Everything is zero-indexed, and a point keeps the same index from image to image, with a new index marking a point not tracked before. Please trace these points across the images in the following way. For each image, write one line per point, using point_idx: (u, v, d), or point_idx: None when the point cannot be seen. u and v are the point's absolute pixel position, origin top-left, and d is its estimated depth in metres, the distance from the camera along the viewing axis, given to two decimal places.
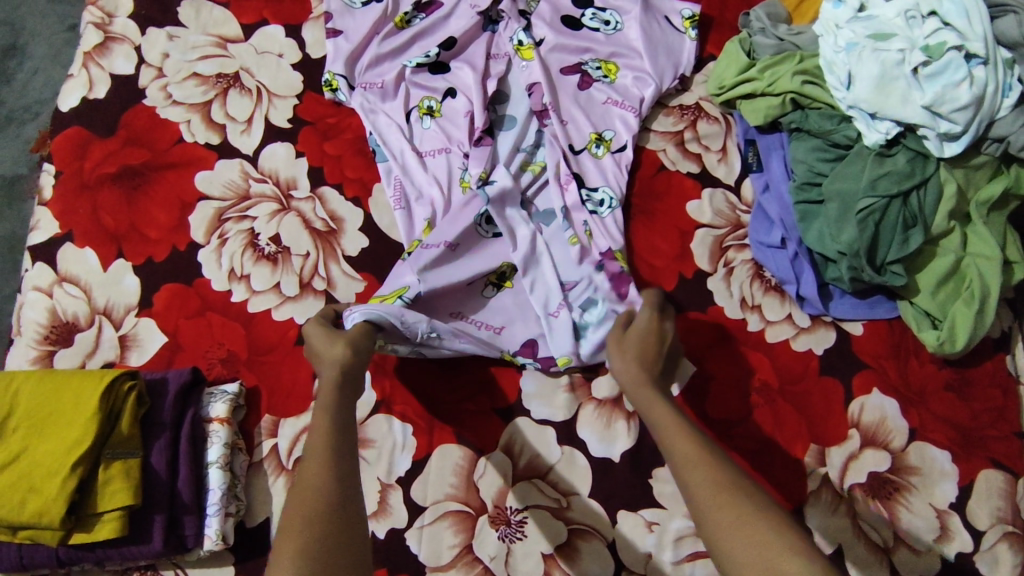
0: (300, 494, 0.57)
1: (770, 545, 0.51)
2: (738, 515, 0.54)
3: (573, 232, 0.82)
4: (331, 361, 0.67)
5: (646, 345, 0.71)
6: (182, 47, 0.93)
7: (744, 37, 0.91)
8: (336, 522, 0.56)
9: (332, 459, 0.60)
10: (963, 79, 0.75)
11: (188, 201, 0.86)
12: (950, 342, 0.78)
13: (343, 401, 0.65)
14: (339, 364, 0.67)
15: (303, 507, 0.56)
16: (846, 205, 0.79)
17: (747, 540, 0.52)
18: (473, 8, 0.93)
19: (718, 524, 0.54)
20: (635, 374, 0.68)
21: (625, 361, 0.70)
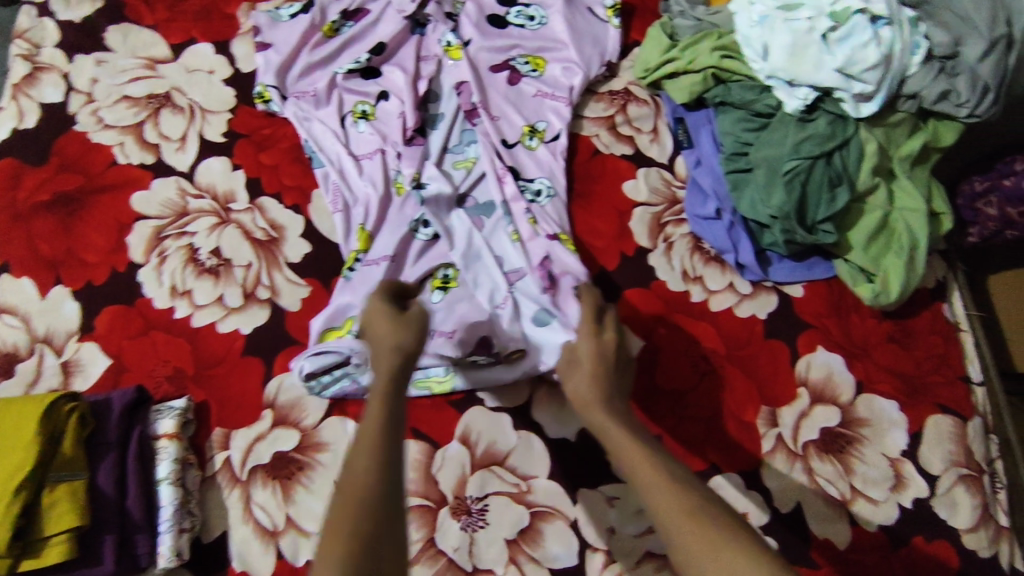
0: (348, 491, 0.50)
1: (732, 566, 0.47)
2: (707, 537, 0.49)
3: (515, 225, 0.83)
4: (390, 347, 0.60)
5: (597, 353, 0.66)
6: (112, 71, 0.93)
7: (665, 21, 0.93)
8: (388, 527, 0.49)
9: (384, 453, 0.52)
10: (871, 40, 0.78)
11: (126, 222, 0.85)
12: (885, 295, 0.80)
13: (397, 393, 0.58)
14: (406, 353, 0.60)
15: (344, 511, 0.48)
16: (773, 170, 0.81)
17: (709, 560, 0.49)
18: (399, 12, 0.94)
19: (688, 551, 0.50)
20: (585, 392, 0.64)
21: (578, 375, 0.66)
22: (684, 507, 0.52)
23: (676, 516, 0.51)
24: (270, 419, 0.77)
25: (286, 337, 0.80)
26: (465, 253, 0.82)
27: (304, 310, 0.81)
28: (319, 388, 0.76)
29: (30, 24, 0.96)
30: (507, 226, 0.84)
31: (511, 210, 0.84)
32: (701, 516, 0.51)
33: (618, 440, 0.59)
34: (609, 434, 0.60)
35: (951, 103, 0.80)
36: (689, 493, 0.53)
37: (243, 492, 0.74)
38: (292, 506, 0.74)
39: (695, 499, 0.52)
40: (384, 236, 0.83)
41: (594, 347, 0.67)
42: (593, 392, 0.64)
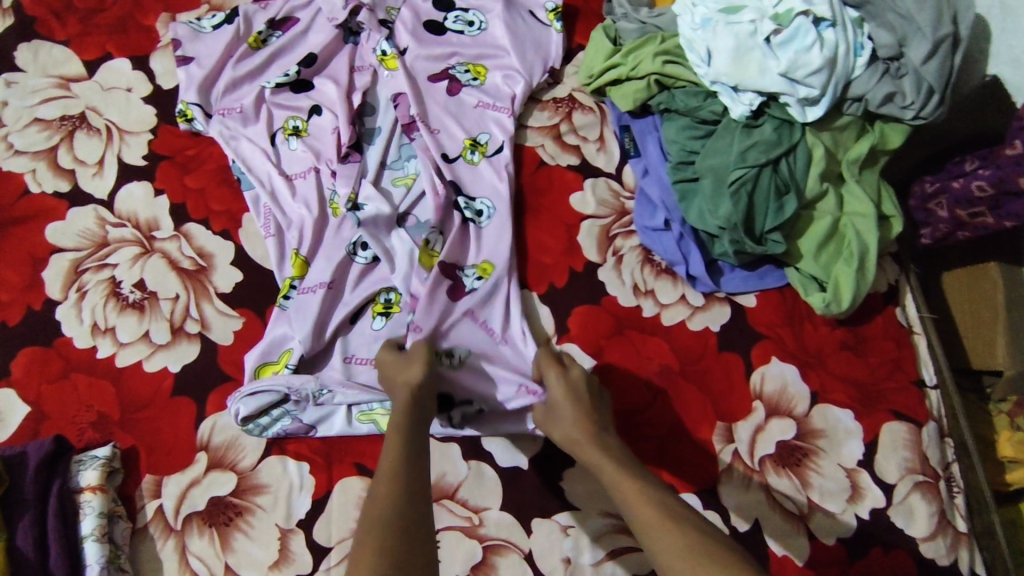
0: (373, 514, 0.56)
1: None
2: (684, 545, 0.55)
3: (441, 241, 0.80)
4: (402, 384, 0.68)
5: (561, 392, 0.70)
6: (21, 92, 0.86)
7: (608, 24, 0.91)
8: (411, 543, 0.54)
9: (405, 478, 0.59)
10: (814, 43, 0.76)
11: (40, 256, 0.79)
12: (837, 303, 0.78)
13: (414, 420, 0.66)
14: (410, 389, 0.68)
15: (375, 532, 0.54)
16: (719, 179, 0.79)
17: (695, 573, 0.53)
18: (331, 20, 0.89)
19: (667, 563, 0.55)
20: (569, 427, 0.68)
21: (556, 420, 0.69)
22: (665, 522, 0.57)
23: (659, 533, 0.56)
24: (204, 462, 0.73)
25: (219, 373, 0.76)
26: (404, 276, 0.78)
27: (238, 344, 0.77)
28: (259, 430, 0.73)
29: None
30: (427, 239, 0.80)
31: (444, 225, 0.81)
32: (677, 529, 0.56)
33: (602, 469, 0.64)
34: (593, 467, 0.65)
35: (897, 105, 0.78)
36: (665, 508, 0.58)
37: (178, 543, 0.70)
38: (231, 554, 0.70)
39: (670, 515, 0.58)
40: (322, 260, 0.78)
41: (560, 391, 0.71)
42: (576, 424, 0.68)
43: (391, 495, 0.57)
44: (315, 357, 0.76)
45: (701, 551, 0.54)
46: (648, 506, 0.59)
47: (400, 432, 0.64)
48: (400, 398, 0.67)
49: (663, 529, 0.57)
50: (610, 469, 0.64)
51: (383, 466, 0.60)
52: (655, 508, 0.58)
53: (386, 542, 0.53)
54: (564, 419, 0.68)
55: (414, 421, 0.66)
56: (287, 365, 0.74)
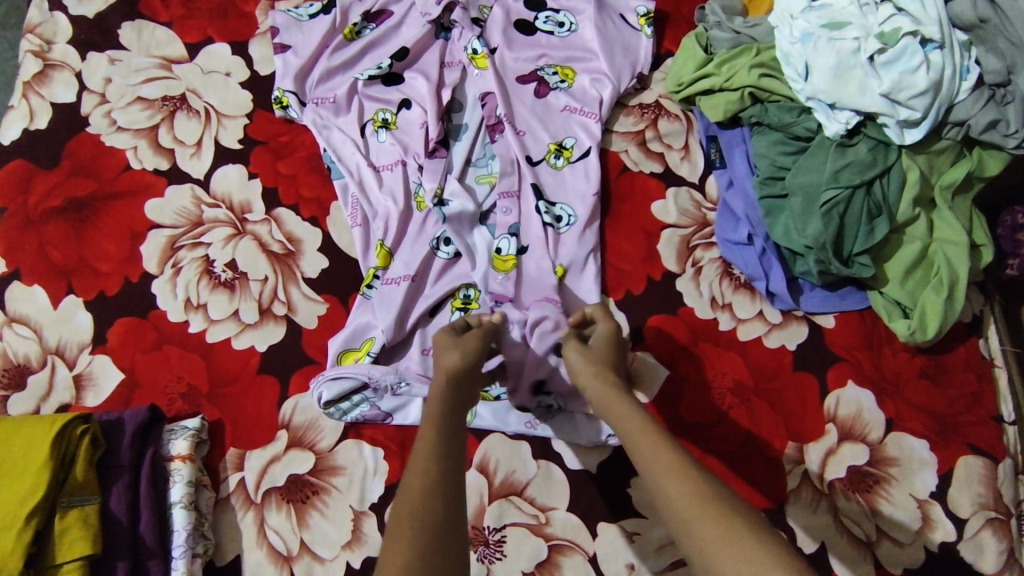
0: (407, 503, 0.52)
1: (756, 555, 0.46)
2: (727, 532, 0.48)
3: (514, 242, 0.80)
4: (444, 367, 0.65)
5: (589, 361, 0.66)
6: (125, 71, 0.90)
7: (700, 32, 0.90)
8: (447, 546, 0.50)
9: (446, 469, 0.55)
10: (920, 64, 0.74)
11: (139, 231, 0.83)
12: (922, 332, 0.78)
13: (456, 407, 0.62)
14: (450, 373, 0.64)
15: (406, 527, 0.50)
16: (810, 198, 0.79)
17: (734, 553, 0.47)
18: (424, 15, 0.90)
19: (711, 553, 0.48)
20: (602, 392, 0.63)
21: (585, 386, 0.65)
22: (705, 505, 0.50)
23: (700, 516, 0.49)
24: (284, 440, 0.75)
25: (303, 356, 0.78)
26: (484, 280, 0.79)
27: (322, 328, 0.79)
28: (338, 414, 0.75)
29: (43, 19, 0.92)
30: (500, 245, 0.80)
31: (518, 225, 0.81)
32: (722, 514, 0.49)
33: (632, 434, 0.57)
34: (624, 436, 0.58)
35: (999, 133, 0.76)
36: (707, 488, 0.51)
37: (257, 515, 0.72)
38: (307, 531, 0.72)
39: (712, 496, 0.51)
40: (406, 253, 0.80)
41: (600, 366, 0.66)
42: (608, 389, 0.63)
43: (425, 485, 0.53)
44: (396, 349, 0.78)
45: (745, 540, 0.47)
46: (690, 483, 0.52)
47: (437, 419, 0.60)
48: (436, 383, 0.64)
49: (703, 511, 0.50)
50: (644, 433, 0.57)
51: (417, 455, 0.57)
52: (696, 488, 0.51)
53: (421, 536, 0.50)
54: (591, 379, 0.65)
55: (453, 410, 0.62)
56: (367, 354, 0.75)
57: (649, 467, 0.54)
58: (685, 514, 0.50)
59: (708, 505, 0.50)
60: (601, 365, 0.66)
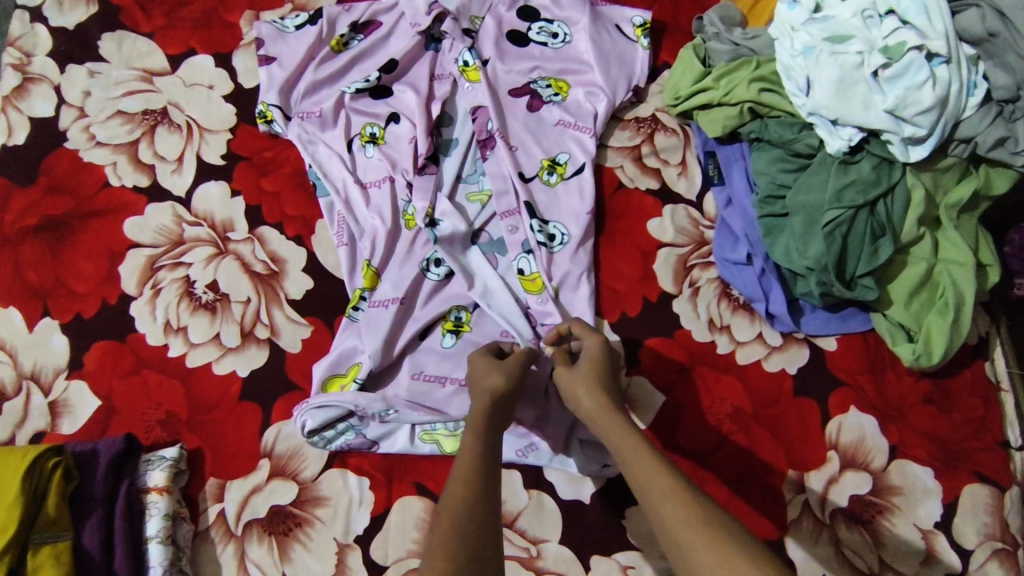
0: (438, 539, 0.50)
1: None
2: (731, 563, 0.45)
3: (533, 262, 0.78)
4: (483, 387, 0.62)
5: (596, 376, 0.63)
6: (105, 83, 0.87)
7: (698, 44, 0.87)
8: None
9: (481, 498, 0.53)
10: (926, 80, 0.71)
11: (118, 251, 0.80)
12: (927, 356, 0.75)
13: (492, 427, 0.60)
14: (492, 393, 0.62)
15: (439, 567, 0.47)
16: (812, 219, 0.76)
17: None
18: (413, 26, 0.87)
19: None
20: (593, 408, 0.61)
21: (579, 403, 0.62)
22: (704, 532, 0.48)
23: (704, 546, 0.47)
24: (266, 469, 0.73)
25: (286, 381, 0.76)
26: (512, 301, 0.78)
27: (306, 352, 0.77)
28: (323, 443, 0.73)
29: (22, 30, 0.89)
30: (520, 265, 0.79)
31: (533, 246, 0.79)
32: (723, 543, 0.47)
33: (628, 458, 0.55)
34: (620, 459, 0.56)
35: (1006, 151, 0.74)
36: (709, 514, 0.49)
37: (237, 548, 0.70)
38: (289, 565, 0.70)
39: (716, 525, 0.48)
40: (394, 273, 0.77)
41: (597, 380, 0.63)
42: (603, 407, 0.60)
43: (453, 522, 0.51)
44: (385, 377, 0.76)
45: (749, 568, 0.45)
46: (688, 510, 0.49)
47: (472, 446, 0.57)
48: (479, 404, 0.61)
49: (704, 541, 0.47)
50: (639, 457, 0.55)
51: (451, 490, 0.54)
52: (696, 515, 0.49)
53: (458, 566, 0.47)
54: (585, 397, 0.61)
55: (490, 434, 0.59)
56: (353, 381, 0.73)
57: (647, 493, 0.52)
58: (685, 545, 0.48)
59: (712, 535, 0.47)
60: (596, 380, 0.63)
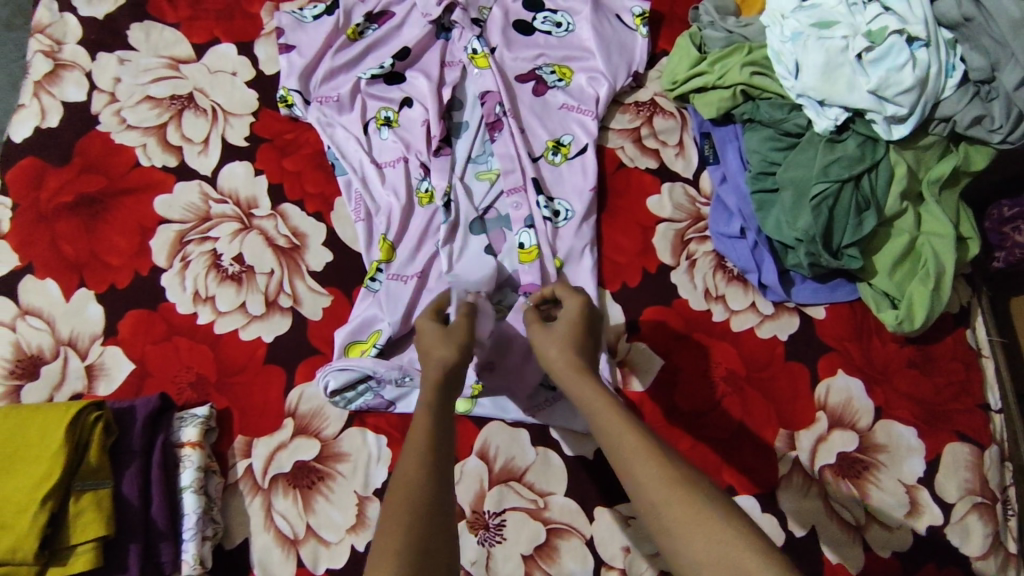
0: (400, 494, 0.51)
1: (726, 542, 0.47)
2: (699, 517, 0.49)
3: (533, 235, 0.83)
4: (439, 355, 0.63)
5: (568, 336, 0.65)
6: (134, 70, 0.92)
7: (694, 32, 0.92)
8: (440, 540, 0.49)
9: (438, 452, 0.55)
10: (906, 62, 0.77)
11: (148, 226, 0.85)
12: (909, 321, 0.80)
13: (445, 391, 0.61)
14: (446, 365, 0.62)
15: (401, 521, 0.49)
16: (800, 193, 0.81)
17: (702, 539, 0.48)
18: (424, 16, 0.92)
19: (683, 537, 0.49)
20: (566, 366, 0.63)
21: (551, 363, 0.64)
22: (674, 488, 0.51)
23: (674, 498, 0.50)
24: (290, 428, 0.78)
25: (309, 347, 0.81)
26: (503, 272, 0.83)
27: (327, 320, 0.82)
28: (343, 403, 0.78)
29: (52, 20, 0.95)
30: (521, 239, 0.83)
31: (533, 220, 0.84)
32: (692, 496, 0.50)
33: (600, 417, 0.58)
34: (593, 419, 0.59)
35: (984, 129, 0.79)
36: (678, 472, 0.52)
37: (264, 501, 0.75)
38: (313, 515, 0.74)
39: (687, 483, 0.51)
40: (409, 245, 0.82)
41: (571, 342, 0.65)
42: (576, 368, 0.63)
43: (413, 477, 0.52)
44: (402, 345, 0.80)
45: (717, 525, 0.48)
46: (659, 467, 0.52)
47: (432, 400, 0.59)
48: (433, 372, 0.62)
49: (672, 497, 0.50)
50: (611, 414, 0.58)
51: (409, 449, 0.55)
52: (666, 469, 0.52)
53: (418, 514, 0.50)
54: (558, 358, 0.63)
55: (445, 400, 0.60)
56: (373, 346, 0.78)
57: (618, 451, 0.55)
58: (654, 497, 0.51)
59: (683, 489, 0.51)
60: (570, 339, 0.65)
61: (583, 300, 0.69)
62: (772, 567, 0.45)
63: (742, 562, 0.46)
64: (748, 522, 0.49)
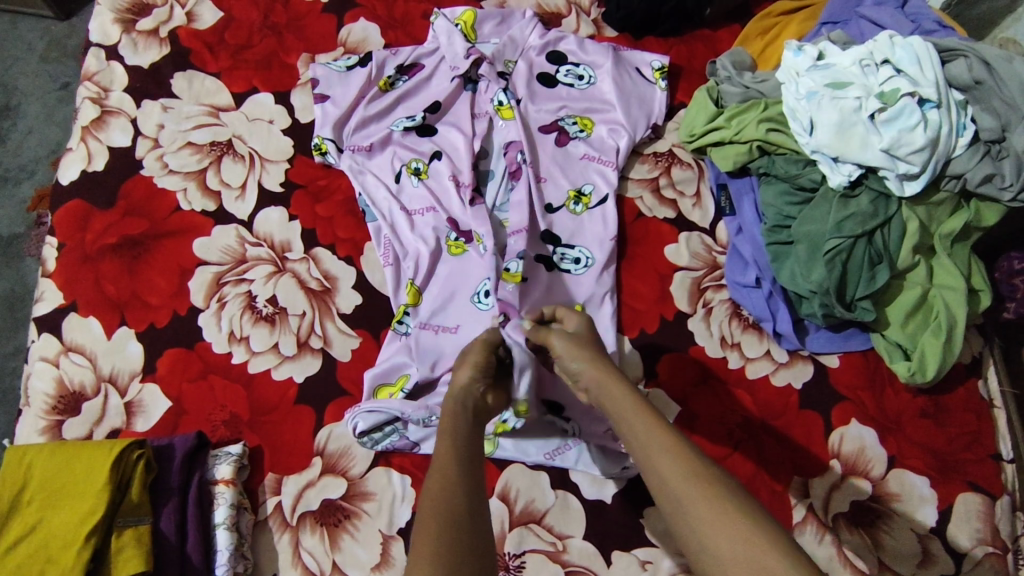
0: (430, 481, 0.54)
1: (752, 539, 0.48)
2: (726, 514, 0.50)
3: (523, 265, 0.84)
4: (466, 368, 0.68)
5: (589, 343, 0.69)
6: (177, 118, 0.97)
7: (712, 86, 0.96)
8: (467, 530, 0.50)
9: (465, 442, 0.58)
10: (918, 122, 0.79)
11: (187, 268, 0.89)
12: (921, 373, 0.82)
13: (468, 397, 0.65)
14: (465, 378, 0.67)
15: (428, 508, 0.51)
16: (815, 246, 0.84)
17: (728, 537, 0.49)
18: (453, 69, 0.97)
19: (708, 533, 0.50)
20: (591, 367, 0.66)
21: (576, 370, 0.67)
22: (700, 485, 0.52)
23: (702, 494, 0.52)
24: (319, 466, 0.80)
25: (338, 387, 0.84)
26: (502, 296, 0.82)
27: (356, 361, 0.85)
28: (370, 443, 0.80)
29: (100, 67, 1.00)
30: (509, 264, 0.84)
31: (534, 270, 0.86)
32: (719, 493, 0.52)
33: (629, 415, 0.60)
34: (621, 420, 0.61)
35: (995, 186, 0.81)
36: (705, 469, 0.53)
37: (292, 537, 0.77)
38: (339, 553, 0.77)
39: (714, 480, 0.53)
40: (438, 292, 0.85)
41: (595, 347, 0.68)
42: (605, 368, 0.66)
43: (443, 472, 0.54)
44: (428, 390, 0.83)
45: (742, 524, 0.49)
46: (685, 464, 0.54)
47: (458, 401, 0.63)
48: (458, 383, 0.66)
49: (697, 494, 0.52)
50: (637, 413, 0.60)
51: (438, 449, 0.57)
52: (694, 470, 0.53)
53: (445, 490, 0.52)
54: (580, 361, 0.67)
55: (468, 411, 0.63)
56: (401, 390, 0.81)
57: (647, 447, 0.57)
58: (680, 494, 0.52)
59: (711, 486, 0.52)
60: (592, 344, 0.69)
61: (583, 316, 0.74)
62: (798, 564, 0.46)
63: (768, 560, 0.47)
64: (775, 522, 0.50)
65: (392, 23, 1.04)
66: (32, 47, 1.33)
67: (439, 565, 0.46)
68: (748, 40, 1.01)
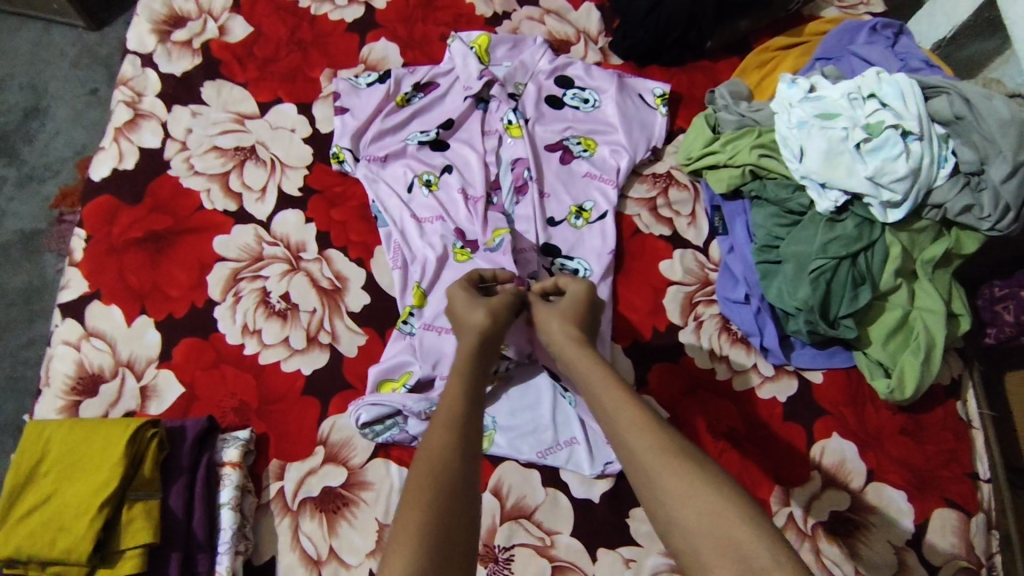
0: (433, 439, 0.60)
1: (717, 510, 0.52)
2: (692, 486, 0.54)
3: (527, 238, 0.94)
4: (472, 328, 0.74)
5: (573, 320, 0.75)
6: (204, 123, 1.03)
7: (709, 113, 1.01)
8: (460, 507, 0.55)
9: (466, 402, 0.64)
10: (901, 153, 0.84)
11: (207, 263, 0.94)
12: (900, 391, 0.86)
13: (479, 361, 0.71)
14: (480, 331, 0.74)
15: (429, 465, 0.57)
16: (801, 266, 0.89)
17: (696, 508, 0.53)
18: (466, 89, 1.03)
19: (674, 504, 0.54)
20: (569, 344, 0.73)
21: (558, 337, 0.75)
22: (667, 456, 0.57)
23: (673, 470, 0.56)
24: (321, 455, 0.84)
25: (343, 381, 0.88)
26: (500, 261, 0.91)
27: (361, 357, 0.90)
28: (371, 435, 0.85)
29: (135, 73, 1.06)
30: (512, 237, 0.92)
31: (536, 272, 0.93)
32: (688, 467, 0.56)
33: (603, 391, 0.65)
34: (596, 396, 0.66)
35: (973, 217, 0.86)
36: (675, 444, 0.58)
37: (292, 522, 0.81)
38: (335, 538, 0.80)
39: (682, 453, 0.57)
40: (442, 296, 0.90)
41: (570, 335, 0.74)
42: (579, 349, 0.72)
43: (446, 444, 0.59)
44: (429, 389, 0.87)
45: (707, 494, 0.54)
46: (653, 437, 0.59)
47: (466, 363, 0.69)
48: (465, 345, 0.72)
49: (667, 468, 0.56)
50: (611, 390, 0.65)
51: (444, 409, 0.63)
52: (663, 443, 0.58)
53: (441, 450, 0.58)
54: (558, 332, 0.75)
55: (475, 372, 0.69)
56: (403, 386, 0.86)
57: (616, 423, 0.62)
58: (649, 469, 0.57)
59: (681, 462, 0.56)
60: (573, 320, 0.76)
61: (585, 285, 0.80)
62: (760, 534, 0.50)
63: (731, 527, 0.51)
64: (739, 495, 0.54)
65: (411, 44, 1.11)
66: (65, 54, 1.41)
67: (428, 519, 0.53)
68: (747, 72, 1.07)
